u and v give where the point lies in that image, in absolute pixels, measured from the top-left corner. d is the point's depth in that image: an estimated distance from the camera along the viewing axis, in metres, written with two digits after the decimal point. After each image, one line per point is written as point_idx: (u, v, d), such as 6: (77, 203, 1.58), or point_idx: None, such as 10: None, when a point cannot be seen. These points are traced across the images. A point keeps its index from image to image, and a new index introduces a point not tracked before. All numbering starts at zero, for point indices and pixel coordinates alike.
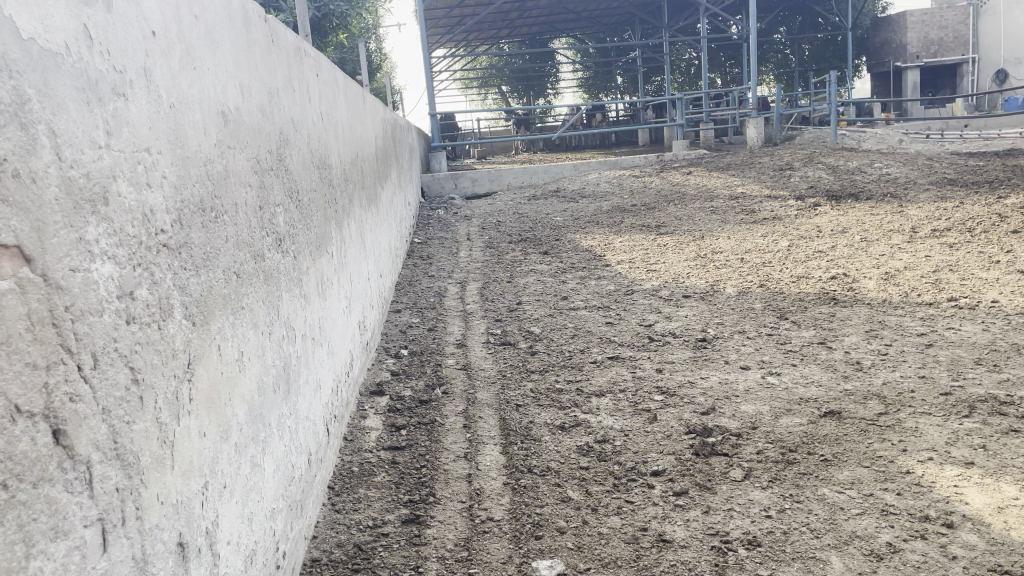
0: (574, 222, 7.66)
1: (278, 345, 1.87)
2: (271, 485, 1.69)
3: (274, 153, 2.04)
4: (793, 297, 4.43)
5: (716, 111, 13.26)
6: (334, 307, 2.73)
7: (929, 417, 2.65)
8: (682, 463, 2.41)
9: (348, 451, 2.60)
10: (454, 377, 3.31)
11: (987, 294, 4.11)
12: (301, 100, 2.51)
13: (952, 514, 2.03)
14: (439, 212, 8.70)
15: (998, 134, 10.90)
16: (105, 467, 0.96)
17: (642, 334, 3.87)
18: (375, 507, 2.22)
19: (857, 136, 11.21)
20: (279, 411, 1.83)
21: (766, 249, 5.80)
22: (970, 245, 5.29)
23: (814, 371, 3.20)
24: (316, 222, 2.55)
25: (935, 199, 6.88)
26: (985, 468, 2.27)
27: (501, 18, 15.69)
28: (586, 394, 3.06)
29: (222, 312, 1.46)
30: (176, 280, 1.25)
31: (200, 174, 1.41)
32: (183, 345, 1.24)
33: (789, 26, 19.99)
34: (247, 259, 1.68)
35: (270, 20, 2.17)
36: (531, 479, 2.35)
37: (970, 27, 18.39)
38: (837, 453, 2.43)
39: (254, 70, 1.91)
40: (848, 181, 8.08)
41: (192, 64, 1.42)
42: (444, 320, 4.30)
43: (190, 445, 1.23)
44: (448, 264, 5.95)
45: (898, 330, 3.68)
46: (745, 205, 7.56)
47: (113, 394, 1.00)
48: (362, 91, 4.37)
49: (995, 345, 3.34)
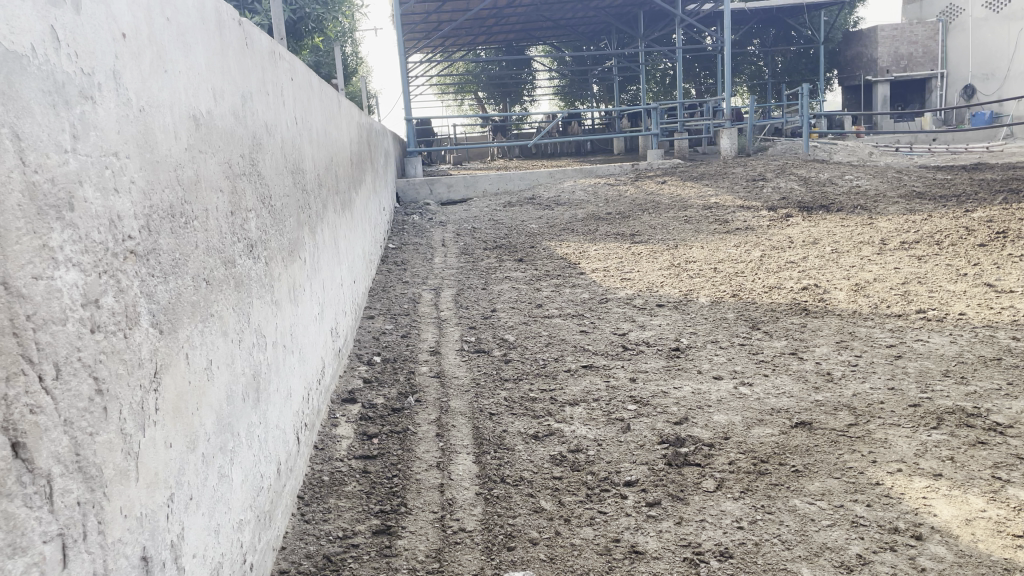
0: (549, 229, 7.67)
1: (248, 352, 1.84)
2: (239, 495, 1.66)
3: (247, 157, 2.01)
4: (766, 307, 4.46)
5: (690, 121, 13.38)
6: (306, 312, 2.70)
7: (898, 428, 2.68)
8: (655, 473, 2.41)
9: (319, 460, 2.57)
10: (428, 385, 3.28)
11: (955, 306, 4.18)
12: (275, 103, 2.49)
13: (920, 526, 2.05)
14: (415, 218, 8.67)
15: (965, 149, 11.10)
16: (66, 480, 0.94)
17: (616, 342, 3.88)
18: (345, 517, 2.19)
19: (828, 149, 11.36)
20: (248, 420, 1.80)
21: (738, 259, 5.85)
22: (938, 257, 5.37)
23: (785, 382, 3.22)
24: (289, 227, 2.52)
25: (904, 211, 6.99)
26: (953, 480, 2.29)
27: (478, 24, 15.68)
28: (559, 402, 3.05)
29: (191, 320, 1.44)
30: (144, 287, 1.22)
31: (170, 178, 1.39)
32: (149, 355, 1.21)
33: (763, 38, 20.23)
34: (218, 264, 1.66)
35: (243, 22, 2.14)
36: (504, 489, 2.34)
37: (940, 42, 18.75)
38: (808, 464, 2.44)
39: (227, 73, 1.88)
40: (819, 192, 8.18)
41: (163, 67, 1.40)
42: (418, 327, 4.27)
43: (155, 456, 1.20)
44: (423, 270, 5.93)
45: (868, 341, 3.72)
46: (718, 214, 7.63)
47: (75, 404, 0.97)
48: (338, 95, 4.34)
49: (962, 358, 3.39)
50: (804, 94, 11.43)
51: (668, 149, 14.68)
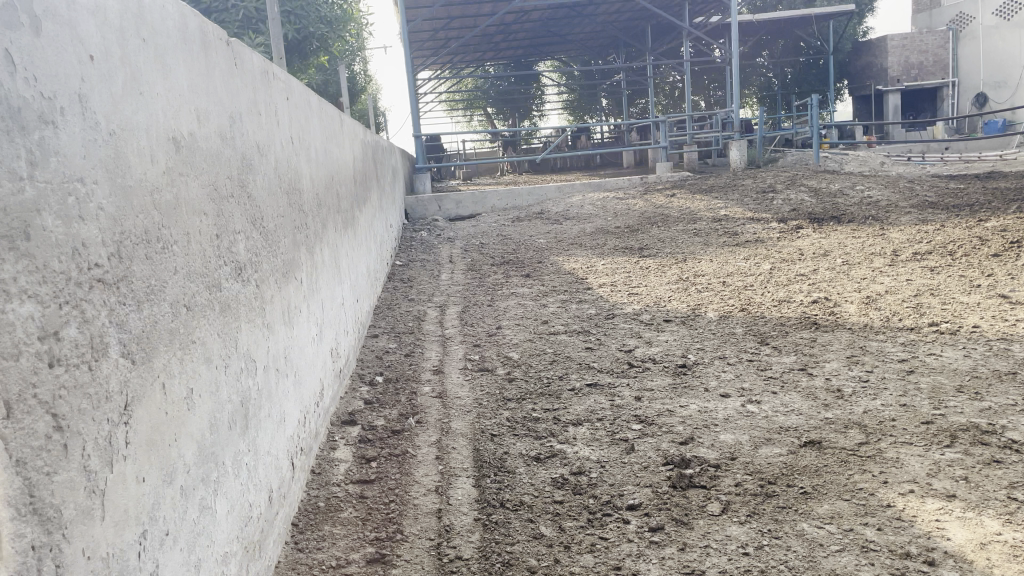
0: (557, 244, 7.62)
1: (235, 378, 1.80)
2: (224, 527, 1.61)
3: (235, 178, 1.98)
4: (775, 322, 4.39)
5: (699, 133, 13.32)
6: (303, 334, 2.66)
7: (911, 447, 2.60)
8: (659, 497, 2.35)
9: (315, 485, 2.52)
10: (429, 406, 3.23)
11: (968, 318, 4.10)
12: (268, 124, 2.46)
13: (933, 551, 1.98)
14: (423, 234, 8.64)
15: (978, 158, 11.01)
16: (19, 525, 0.89)
17: (622, 359, 3.82)
18: (339, 545, 2.14)
19: (839, 159, 11.28)
20: (235, 448, 1.76)
21: (748, 273, 5.78)
22: (951, 268, 5.29)
23: (794, 399, 3.15)
24: (284, 248, 2.49)
25: (916, 222, 6.90)
26: (967, 501, 2.22)
27: (486, 40, 15.72)
28: (562, 422, 2.99)
29: (169, 348, 1.40)
30: (113, 317, 1.18)
31: (145, 203, 1.35)
32: (118, 387, 1.17)
33: (771, 50, 20.17)
34: (200, 290, 1.62)
35: (233, 42, 2.12)
36: (503, 514, 2.28)
37: (950, 51, 18.69)
38: (817, 486, 2.37)
39: (213, 94, 1.85)
40: (830, 203, 8.09)
41: (137, 89, 1.37)
42: (422, 345, 4.23)
43: (126, 492, 1.16)
44: (429, 287, 5.88)
45: (879, 356, 3.64)
46: (728, 227, 7.56)
47: (29, 443, 0.93)
48: (339, 114, 4.32)
49: (976, 372, 3.31)
50: (813, 106, 11.31)
51: (678, 161, 14.62)
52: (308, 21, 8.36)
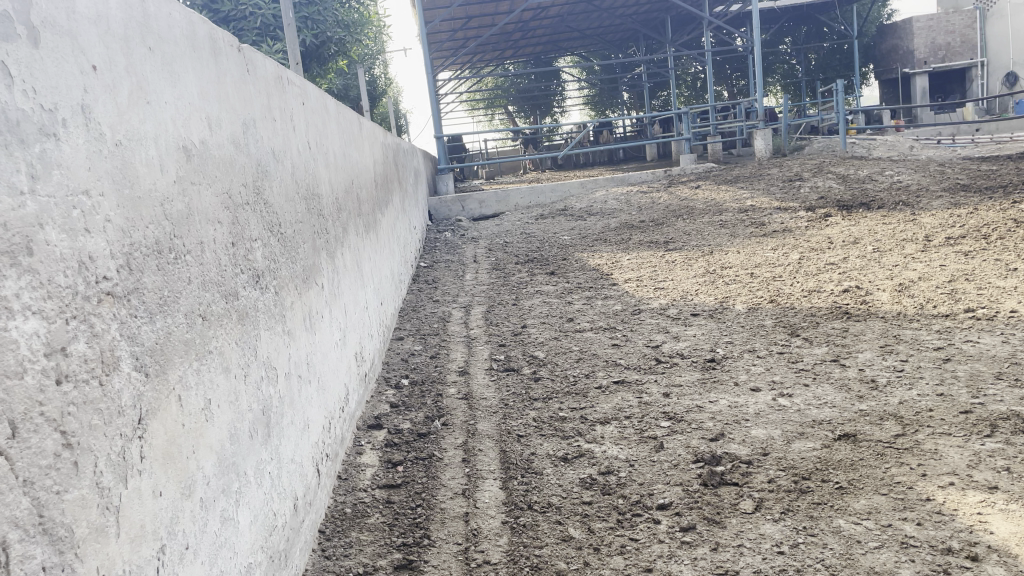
0: (581, 240, 7.57)
1: (255, 387, 1.78)
2: (246, 539, 1.59)
3: (250, 185, 1.96)
4: (805, 312, 4.31)
5: (723, 124, 13.16)
6: (325, 340, 2.65)
7: (949, 438, 2.52)
8: (690, 496, 2.30)
9: (342, 491, 2.50)
10: (455, 408, 3.20)
11: (1005, 303, 3.98)
12: (284, 130, 2.44)
13: (976, 546, 1.91)
14: (447, 235, 8.62)
15: (1011, 138, 10.77)
16: (28, 545, 0.88)
17: (649, 355, 3.77)
18: (366, 552, 2.13)
19: (866, 145, 11.09)
20: (257, 457, 1.74)
21: (776, 263, 5.68)
22: (986, 252, 5.16)
23: (827, 391, 3.08)
24: (303, 253, 2.48)
25: (948, 206, 6.75)
26: (1010, 493, 2.14)
27: (505, 38, 15.67)
28: (590, 421, 2.95)
29: (184, 359, 1.38)
30: (124, 330, 1.16)
31: (155, 215, 1.33)
32: (131, 402, 1.15)
33: (794, 36, 19.92)
34: (217, 299, 1.60)
35: (244, 48, 2.11)
36: (531, 517, 2.25)
37: (978, 31, 18.37)
38: (853, 480, 2.31)
39: (225, 101, 1.84)
40: (859, 190, 7.95)
41: (144, 98, 1.35)
42: (447, 347, 4.20)
43: (142, 507, 1.14)
44: (453, 288, 5.86)
45: (914, 344, 3.55)
46: (754, 217, 7.46)
47: (37, 463, 0.92)
48: (358, 117, 4.31)
49: (1015, 358, 3.22)
50: (840, 92, 11.09)
51: (701, 153, 14.47)
52: (325, 25, 8.37)
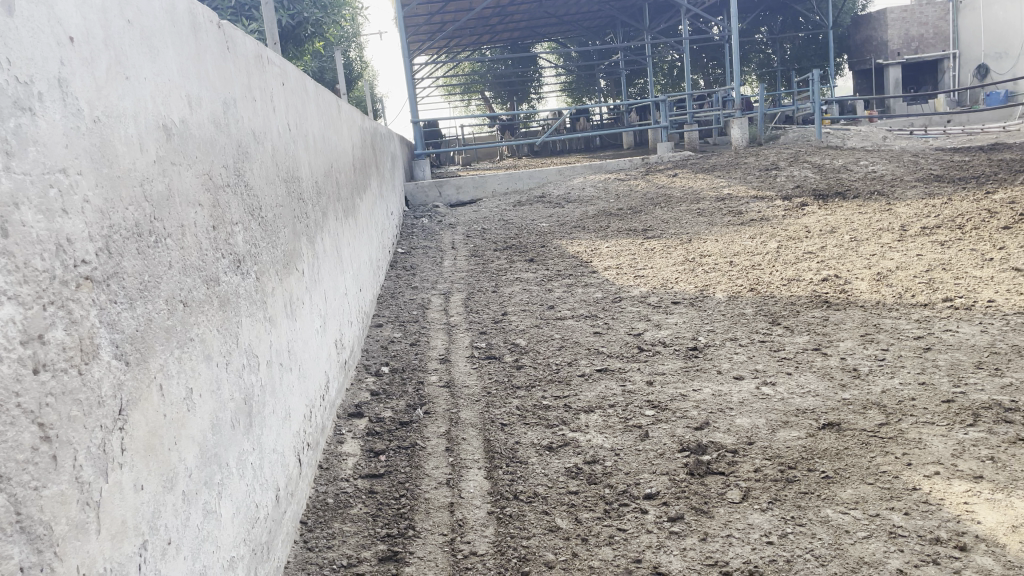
0: (559, 228, 7.53)
1: (237, 375, 1.72)
2: (230, 531, 1.55)
3: (231, 167, 1.91)
4: (785, 301, 4.32)
5: (699, 112, 13.17)
6: (306, 327, 2.59)
7: (933, 427, 2.53)
8: (676, 485, 2.28)
9: (323, 481, 2.46)
10: (437, 397, 3.16)
11: (983, 293, 4.01)
12: (264, 110, 2.38)
13: (964, 536, 1.91)
14: (424, 221, 8.54)
15: (981, 130, 10.90)
16: (6, 546, 0.83)
17: (631, 343, 3.74)
18: (350, 543, 2.09)
19: (841, 135, 11.16)
20: (239, 447, 1.69)
21: (755, 252, 5.69)
22: (962, 242, 5.19)
23: (810, 380, 3.08)
24: (284, 238, 2.42)
25: (923, 196, 6.81)
26: (995, 482, 2.14)
27: (482, 23, 15.53)
28: (574, 410, 2.92)
29: (165, 347, 1.33)
30: (104, 317, 1.11)
31: (134, 195, 1.27)
32: (111, 390, 1.10)
33: (770, 26, 20.00)
34: (198, 284, 1.55)
35: (224, 25, 2.03)
36: (517, 507, 2.22)
37: (950, 23, 18.56)
38: (838, 469, 2.30)
39: (206, 79, 1.77)
40: (834, 179, 7.99)
41: (123, 73, 1.28)
42: (427, 334, 4.15)
43: (123, 502, 1.09)
44: (432, 274, 5.80)
45: (894, 333, 3.57)
46: (731, 206, 7.48)
47: (14, 457, 0.87)
48: (337, 100, 4.24)
49: (995, 347, 3.24)
50: (814, 82, 11.11)
51: (677, 141, 14.48)
52: (302, 6, 8.26)
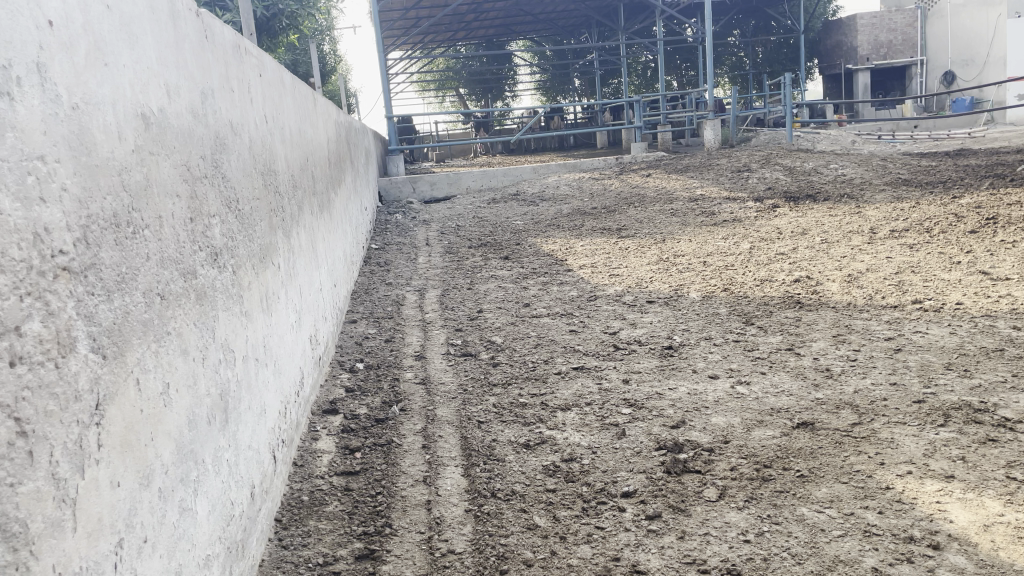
0: (534, 225, 7.53)
1: (213, 371, 1.69)
2: (205, 529, 1.52)
3: (209, 158, 1.87)
4: (758, 301, 4.35)
5: (673, 113, 13.25)
6: (281, 322, 2.55)
7: (905, 427, 2.56)
8: (654, 483, 2.29)
9: (298, 478, 2.42)
10: (413, 394, 3.14)
11: (951, 295, 4.08)
12: (241, 102, 2.34)
13: (937, 535, 1.93)
14: (398, 217, 8.50)
15: (947, 135, 11.10)
16: None
17: (606, 342, 3.75)
18: (326, 541, 2.06)
19: (812, 138, 11.29)
20: (215, 444, 1.66)
21: (728, 252, 5.73)
22: (930, 245, 5.28)
23: (784, 379, 3.11)
24: (260, 232, 2.38)
25: (891, 199, 6.90)
26: (966, 482, 2.18)
27: (457, 19, 15.48)
28: (551, 408, 2.92)
29: (143, 341, 1.30)
30: (81, 309, 1.08)
31: (112, 184, 1.24)
32: (88, 386, 1.07)
33: (742, 29, 20.19)
34: (175, 277, 1.52)
35: (203, 14, 2.00)
36: (495, 505, 2.21)
37: (919, 30, 18.87)
38: (813, 468, 2.32)
39: (184, 67, 1.74)
40: (805, 182, 8.08)
41: (102, 59, 1.25)
42: (402, 330, 4.12)
43: (99, 499, 1.06)
44: (406, 271, 5.77)
45: (866, 334, 3.61)
46: (704, 207, 7.52)
47: None
48: (313, 93, 4.19)
49: (964, 349, 3.29)
50: (785, 85, 11.22)
51: (650, 142, 14.55)
52: None
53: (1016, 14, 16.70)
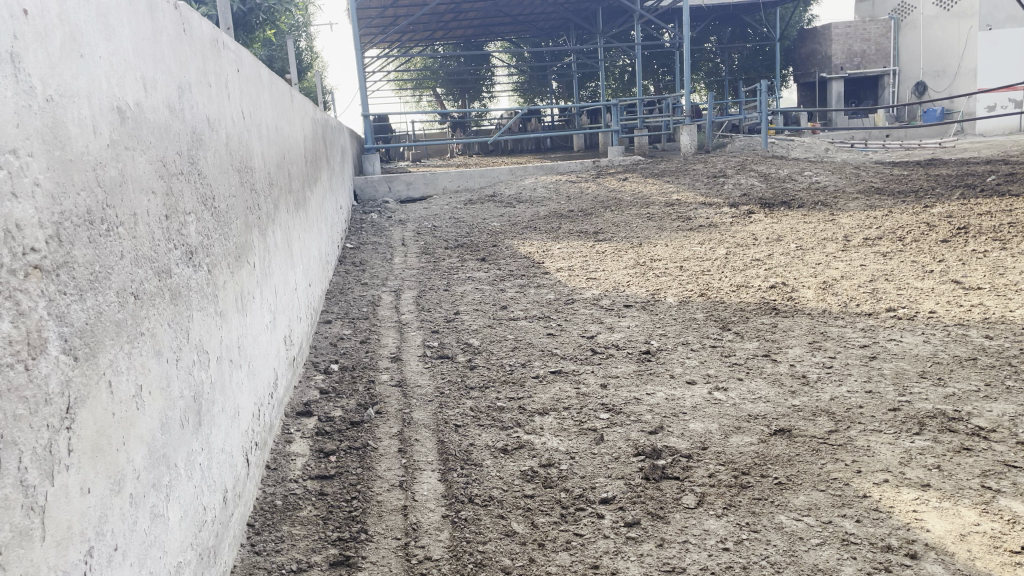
0: (511, 227, 7.51)
1: (187, 372, 1.65)
2: (177, 535, 1.48)
3: (185, 155, 1.83)
4: (735, 307, 4.36)
5: (650, 118, 13.30)
6: (256, 322, 2.51)
7: (880, 435, 2.57)
8: (632, 490, 2.27)
9: (271, 482, 2.38)
10: (389, 396, 3.10)
11: (924, 304, 4.11)
12: (219, 96, 2.29)
13: (914, 543, 1.94)
14: (374, 216, 8.41)
15: (918, 145, 11.26)
16: None
17: (584, 346, 3.74)
18: (300, 547, 2.02)
19: (788, 145, 11.36)
20: (188, 447, 1.62)
21: (704, 258, 5.75)
22: (902, 253, 5.33)
23: (761, 386, 3.11)
24: (236, 230, 2.34)
25: (865, 207, 6.97)
26: (942, 490, 2.19)
27: (435, 19, 15.42)
28: (528, 412, 2.90)
29: (115, 341, 1.25)
30: (53, 308, 1.04)
31: (86, 180, 1.20)
32: (59, 388, 1.03)
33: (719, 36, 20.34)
34: (150, 276, 1.48)
35: (181, 7, 1.95)
36: (473, 511, 2.18)
37: (892, 40, 19.12)
38: (791, 476, 2.32)
39: (161, 60, 1.69)
40: (780, 189, 8.13)
41: (78, 50, 1.21)
42: (378, 331, 4.08)
43: (69, 506, 1.02)
44: (382, 271, 5.72)
45: (841, 342, 3.63)
46: (680, 212, 7.54)
47: None
48: (290, 91, 4.14)
49: (937, 358, 3.32)
50: (761, 92, 11.29)
51: (627, 146, 14.59)
52: None
53: (987, 27, 17.04)
